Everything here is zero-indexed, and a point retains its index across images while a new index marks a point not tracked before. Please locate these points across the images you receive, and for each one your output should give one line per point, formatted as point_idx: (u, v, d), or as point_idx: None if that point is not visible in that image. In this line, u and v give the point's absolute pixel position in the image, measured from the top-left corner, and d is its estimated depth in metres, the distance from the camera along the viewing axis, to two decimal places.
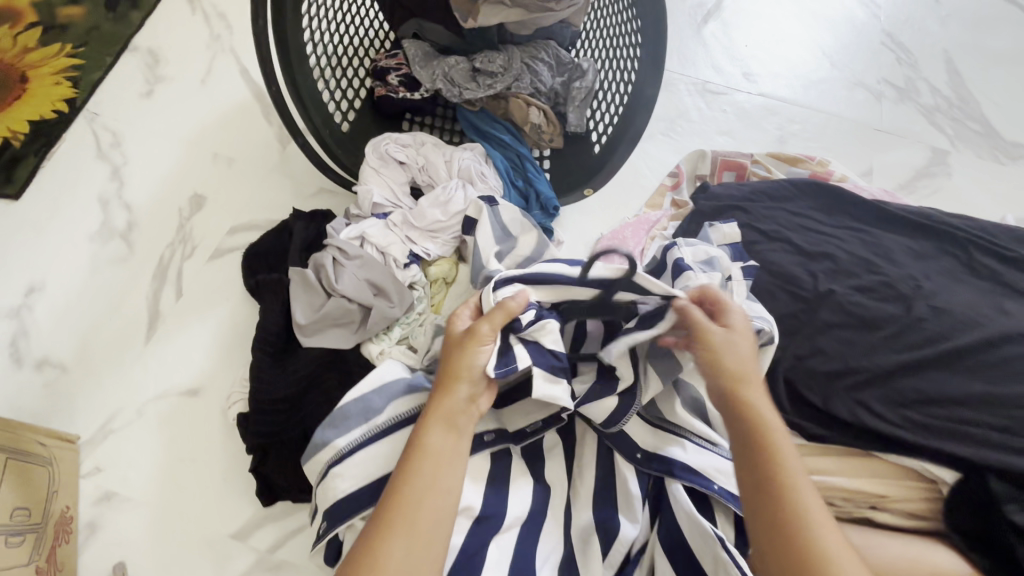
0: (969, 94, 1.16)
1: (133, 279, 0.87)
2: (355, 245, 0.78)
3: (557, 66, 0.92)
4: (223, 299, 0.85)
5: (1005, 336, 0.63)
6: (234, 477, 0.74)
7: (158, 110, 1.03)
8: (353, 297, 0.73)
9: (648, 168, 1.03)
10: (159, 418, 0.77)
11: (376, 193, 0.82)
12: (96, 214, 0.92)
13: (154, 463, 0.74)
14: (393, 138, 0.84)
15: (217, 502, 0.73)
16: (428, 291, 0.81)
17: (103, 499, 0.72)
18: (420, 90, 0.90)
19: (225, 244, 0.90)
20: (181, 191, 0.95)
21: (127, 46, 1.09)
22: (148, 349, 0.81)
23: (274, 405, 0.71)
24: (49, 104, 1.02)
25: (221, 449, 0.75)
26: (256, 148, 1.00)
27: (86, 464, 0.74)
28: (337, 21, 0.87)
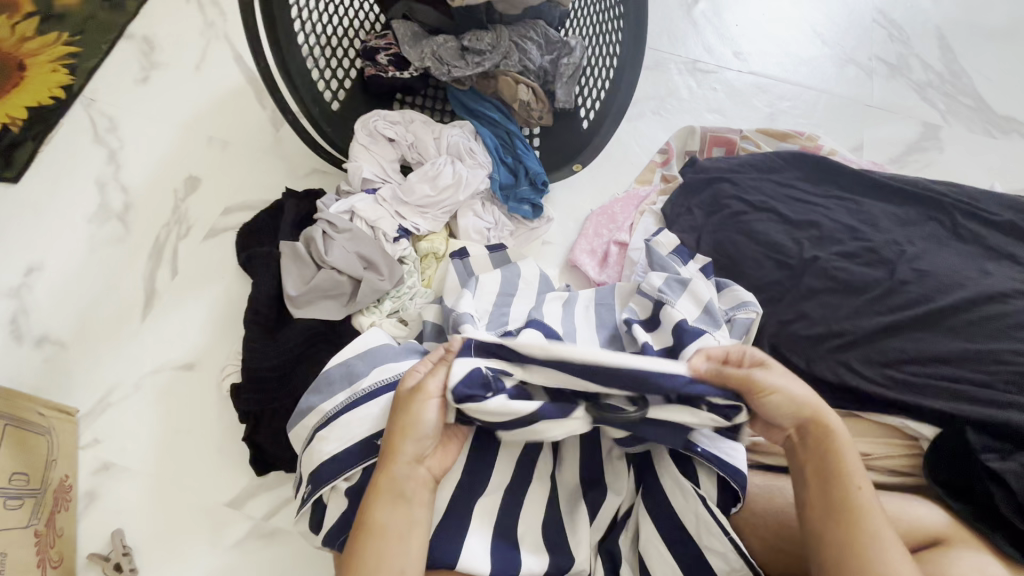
0: (961, 69, 1.16)
1: (130, 258, 0.89)
2: (344, 219, 0.79)
3: (546, 45, 0.91)
4: (217, 277, 0.86)
5: (986, 295, 0.63)
6: (228, 447, 0.75)
7: (153, 95, 1.04)
8: (343, 269, 0.74)
9: (638, 146, 1.04)
10: (155, 391, 0.79)
11: (366, 169, 0.83)
12: (93, 196, 0.94)
13: (151, 435, 0.76)
14: (382, 115, 0.85)
15: (213, 472, 0.74)
16: (418, 266, 0.82)
17: (102, 469, 0.74)
18: (408, 69, 0.91)
19: (219, 224, 0.92)
20: (176, 173, 0.97)
21: (123, 34, 1.10)
22: (144, 326, 0.83)
23: (267, 375, 0.72)
24: (46, 91, 1.04)
25: (216, 421, 0.77)
26: (249, 130, 1.01)
27: (84, 436, 0.75)
28: (325, 3, 0.87)
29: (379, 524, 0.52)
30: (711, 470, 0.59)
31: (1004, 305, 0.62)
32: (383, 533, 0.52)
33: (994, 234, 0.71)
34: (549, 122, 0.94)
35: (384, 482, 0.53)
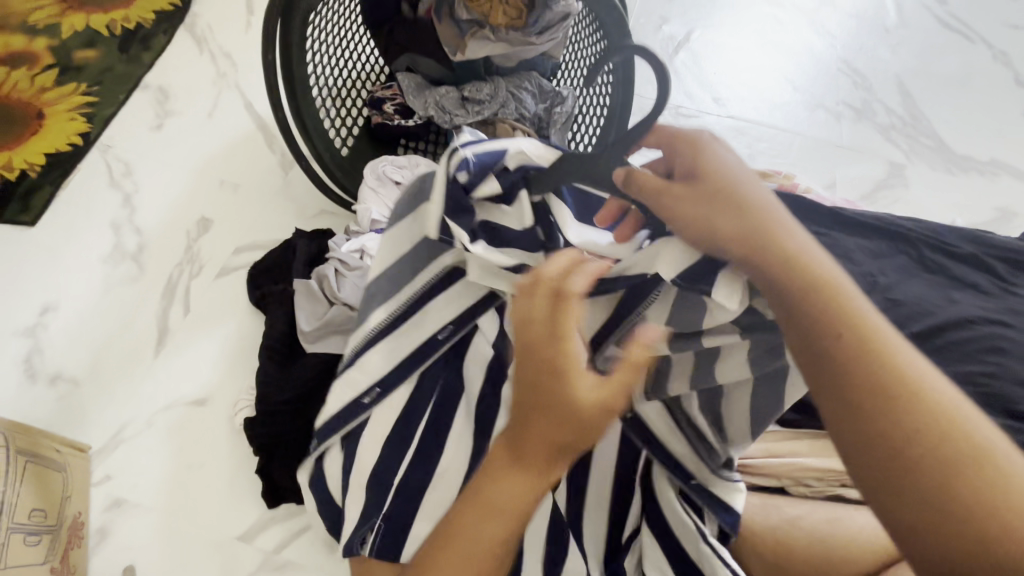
0: (921, 113, 1.26)
1: (144, 297, 0.92)
2: (355, 257, 0.82)
3: (540, 95, 0.99)
4: (230, 313, 0.90)
5: (952, 322, 0.69)
6: (239, 480, 0.77)
7: (167, 142, 1.10)
8: (354, 305, 0.78)
9: None
10: (168, 427, 0.80)
11: (374, 211, 0.88)
12: (108, 237, 0.98)
13: (162, 469, 0.78)
14: (390, 160, 0.91)
15: (224, 507, 0.75)
16: None
17: (113, 506, 0.75)
18: (413, 117, 0.98)
19: (231, 263, 0.96)
20: (189, 215, 1.01)
21: (139, 84, 1.17)
22: (157, 362, 0.86)
23: (280, 408, 0.75)
24: (64, 138, 1.09)
25: (227, 454, 0.79)
26: (260, 173, 1.06)
27: (97, 472, 0.77)
28: (337, 58, 0.94)
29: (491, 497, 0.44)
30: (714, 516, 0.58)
31: (970, 331, 0.68)
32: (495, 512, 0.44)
33: (958, 264, 0.78)
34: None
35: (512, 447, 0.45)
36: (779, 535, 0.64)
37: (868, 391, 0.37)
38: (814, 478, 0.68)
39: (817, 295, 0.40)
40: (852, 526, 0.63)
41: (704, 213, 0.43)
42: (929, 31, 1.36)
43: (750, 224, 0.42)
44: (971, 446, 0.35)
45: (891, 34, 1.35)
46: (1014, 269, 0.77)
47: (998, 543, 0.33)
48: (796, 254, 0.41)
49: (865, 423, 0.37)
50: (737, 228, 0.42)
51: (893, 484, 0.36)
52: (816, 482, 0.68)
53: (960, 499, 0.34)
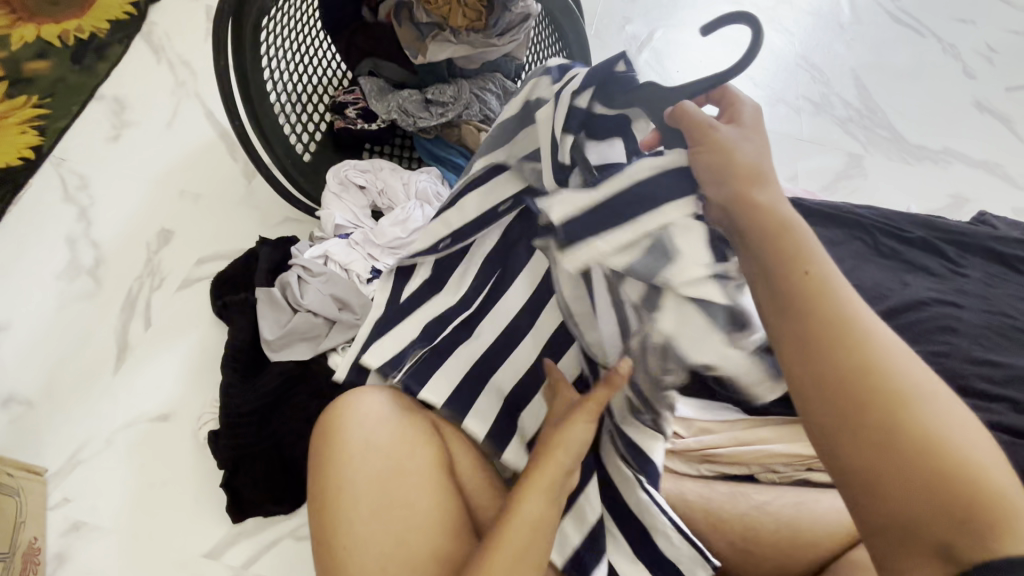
0: (876, 105, 1.30)
1: (101, 312, 0.89)
2: (319, 263, 0.82)
3: (505, 96, 0.97)
4: (192, 325, 0.87)
5: (905, 305, 0.72)
6: (204, 496, 0.75)
7: (125, 153, 1.07)
8: (318, 311, 0.77)
9: None
10: (128, 445, 0.78)
11: (338, 216, 0.87)
12: (63, 252, 0.95)
13: (123, 489, 0.75)
14: (352, 164, 0.90)
15: (190, 524, 0.73)
16: None
17: (72, 529, 0.73)
18: (376, 121, 0.97)
19: (194, 274, 0.94)
20: (148, 226, 0.99)
21: (93, 95, 1.14)
22: (116, 379, 0.83)
23: (246, 419, 0.73)
24: (14, 151, 1.05)
25: (191, 470, 0.76)
26: (221, 182, 1.04)
27: (53, 495, 0.74)
28: (296, 63, 0.92)
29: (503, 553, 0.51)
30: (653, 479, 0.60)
31: (920, 312, 0.71)
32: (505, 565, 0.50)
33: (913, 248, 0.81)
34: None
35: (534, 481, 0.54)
36: (746, 523, 0.67)
37: (827, 335, 0.38)
38: (782, 463, 0.71)
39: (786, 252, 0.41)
40: (816, 511, 0.66)
41: (718, 166, 0.44)
42: (881, 27, 1.41)
43: (746, 185, 0.43)
44: (914, 411, 0.36)
45: (845, 30, 1.39)
46: (964, 252, 0.80)
47: (946, 488, 0.34)
48: (779, 220, 0.42)
49: (811, 373, 0.39)
50: (736, 186, 0.43)
51: (846, 429, 0.37)
52: (785, 468, 0.71)
53: (895, 433, 0.36)
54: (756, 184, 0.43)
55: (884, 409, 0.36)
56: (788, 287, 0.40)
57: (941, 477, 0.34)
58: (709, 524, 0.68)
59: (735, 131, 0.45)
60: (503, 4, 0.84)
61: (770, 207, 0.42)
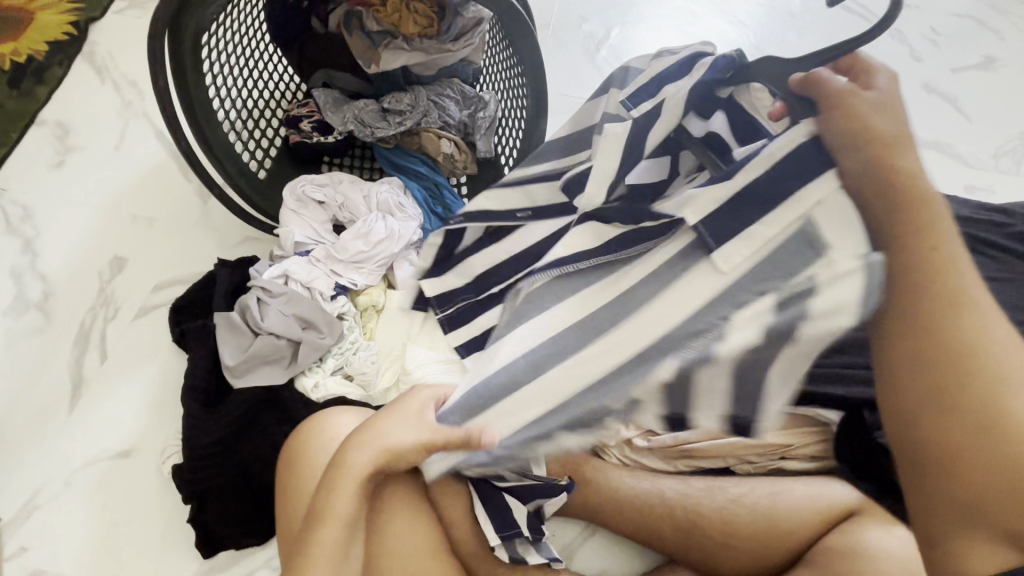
0: None
1: (52, 348, 0.85)
2: (279, 283, 0.79)
3: (463, 101, 0.94)
4: (151, 355, 0.84)
5: None
6: (172, 533, 0.72)
7: (71, 179, 1.03)
8: (280, 333, 0.75)
9: None
10: (88, 486, 0.75)
11: (297, 233, 0.85)
12: (9, 287, 0.91)
13: (84, 532, 0.72)
14: (309, 179, 0.88)
15: (158, 563, 0.71)
16: (358, 320, 0.80)
17: None
18: (333, 133, 0.94)
19: (150, 302, 0.90)
20: (99, 255, 0.95)
21: (34, 120, 1.09)
22: (72, 417, 0.79)
23: (210, 452, 0.71)
24: None
25: (156, 506, 0.74)
26: (175, 204, 1.01)
27: (10, 545, 0.71)
28: (245, 79, 0.90)
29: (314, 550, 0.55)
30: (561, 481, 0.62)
31: None
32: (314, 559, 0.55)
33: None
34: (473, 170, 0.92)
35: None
36: (722, 517, 0.68)
37: (911, 321, 0.27)
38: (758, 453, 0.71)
39: (908, 221, 0.29)
40: (784, 495, 0.66)
41: (841, 129, 0.33)
42: None
43: (891, 146, 0.32)
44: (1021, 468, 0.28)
45: None
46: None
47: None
48: (911, 179, 0.31)
49: (916, 428, 0.28)
50: (875, 145, 0.32)
51: (915, 484, 0.29)
52: None
53: (984, 482, 0.28)
54: (903, 148, 0.32)
55: (954, 460, 0.28)
56: (914, 264, 0.28)
57: (984, 503, 0.28)
58: (690, 525, 0.71)
59: (882, 88, 0.35)
60: (454, 10, 0.82)
61: (910, 167, 0.32)
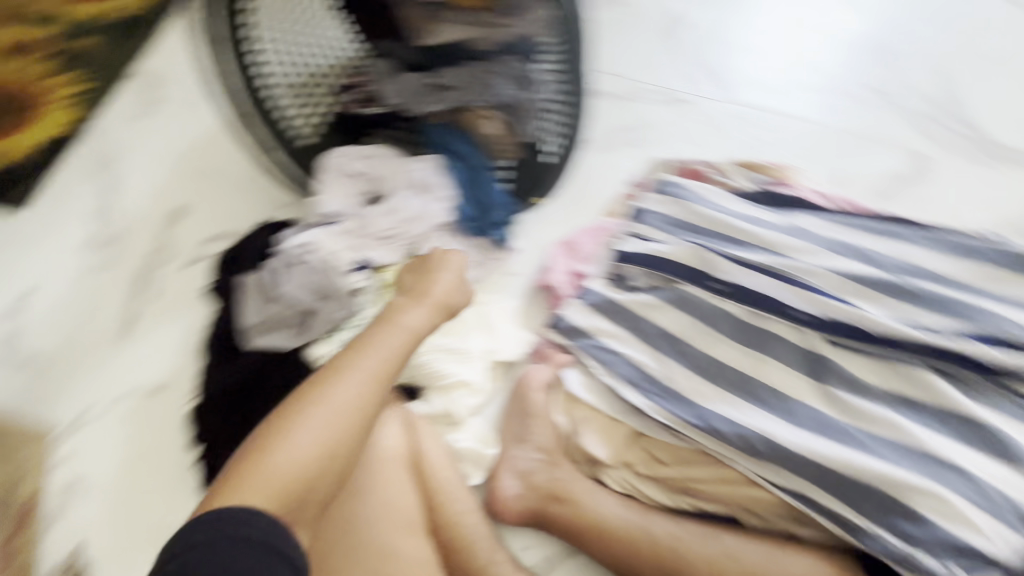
0: (962, 99, 1.03)
1: (112, 285, 0.89)
2: (297, 252, 0.75)
3: (518, 80, 0.87)
4: (191, 305, 0.86)
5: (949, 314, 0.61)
6: (183, 474, 0.74)
7: (153, 122, 1.04)
8: (297, 301, 0.73)
9: (603, 175, 0.98)
10: (125, 415, 0.78)
11: (329, 205, 0.82)
12: (90, 224, 0.95)
13: (115, 456, 0.76)
14: (346, 151, 0.85)
15: (170, 491, 0.74)
16: (375, 300, 0.78)
17: (71, 487, 0.75)
18: (385, 104, 0.89)
19: (201, 252, 0.92)
20: (161, 204, 0.97)
21: (126, 70, 1.08)
22: (122, 348, 0.83)
23: (210, 393, 0.73)
24: (52, 124, 1.01)
25: (176, 443, 0.76)
26: (229, 156, 1.00)
27: (64, 450, 0.77)
28: (297, 49, 0.89)
29: (371, 347, 0.62)
30: (599, 453, 0.68)
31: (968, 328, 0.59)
32: (360, 351, 0.61)
33: None
34: (518, 155, 0.91)
35: (352, 375, 0.59)
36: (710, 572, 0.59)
37: None
38: (767, 509, 0.61)
39: None
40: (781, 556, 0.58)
41: None
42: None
43: None
44: None
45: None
46: None
47: None
48: None
49: None
50: None
51: None
52: (769, 515, 0.61)
53: None
54: None
55: None
56: None
57: None
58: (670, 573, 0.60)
59: None
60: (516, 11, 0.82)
61: None
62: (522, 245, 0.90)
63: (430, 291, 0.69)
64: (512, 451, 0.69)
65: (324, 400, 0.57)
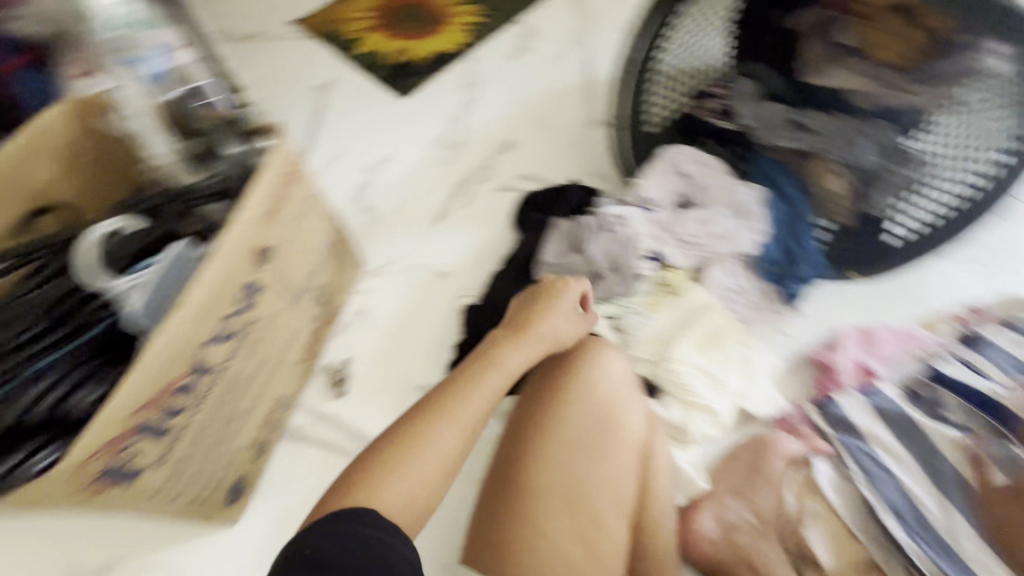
0: None
1: (442, 179, 1.06)
2: (614, 219, 0.80)
3: (890, 151, 0.80)
4: (491, 224, 1.00)
5: None
6: (435, 350, 0.87)
7: (519, 69, 1.21)
8: (594, 260, 0.79)
9: (937, 290, 0.85)
10: (414, 282, 0.94)
11: (649, 190, 0.85)
12: (444, 125, 1.14)
13: (396, 310, 0.91)
14: (689, 151, 0.87)
15: (422, 357, 0.87)
16: (650, 291, 0.81)
17: (357, 314, 0.91)
18: (734, 120, 0.90)
19: (514, 183, 1.05)
20: (499, 134, 1.12)
21: (516, 20, 1.29)
22: (430, 231, 1.00)
23: (489, 299, 0.83)
24: (448, 44, 1.26)
25: (442, 325, 0.89)
26: (569, 118, 1.13)
27: (362, 284, 0.94)
28: (683, 46, 0.91)
29: (476, 380, 0.60)
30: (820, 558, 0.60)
31: None
32: (465, 387, 0.59)
33: None
34: (849, 222, 0.84)
35: (456, 412, 0.57)
36: None
37: None
38: None
39: None
40: None
41: None
42: None
43: None
44: None
45: None
46: None
47: None
48: None
49: None
50: None
51: None
52: None
53: None
54: None
55: None
56: None
57: None
58: None
59: None
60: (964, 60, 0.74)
61: None
62: (807, 311, 0.85)
63: (534, 330, 0.66)
64: (725, 498, 0.69)
65: (432, 434, 0.55)
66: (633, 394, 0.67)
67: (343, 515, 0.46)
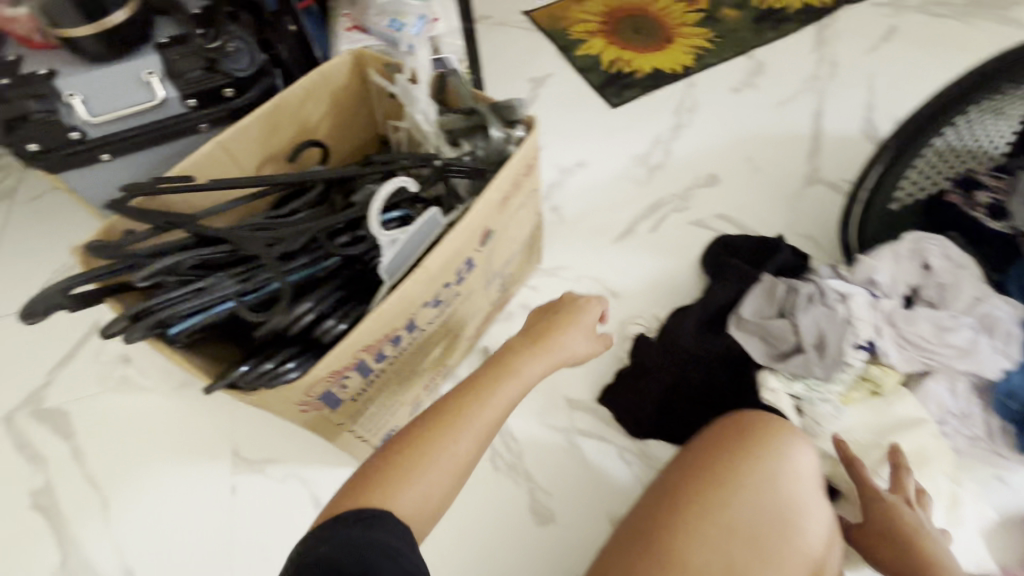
0: None
1: (634, 199, 1.04)
2: (835, 295, 0.74)
3: None
4: (675, 257, 0.96)
5: None
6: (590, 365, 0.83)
7: (738, 104, 1.15)
8: (800, 332, 0.72)
9: None
10: (584, 294, 0.93)
11: (880, 272, 0.76)
12: (646, 144, 1.11)
13: None
14: (944, 243, 0.76)
15: None
16: (850, 382, 0.72)
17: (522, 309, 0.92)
18: (1004, 221, 0.78)
19: (708, 221, 1.00)
20: (703, 166, 1.07)
21: (746, 51, 1.21)
22: (611, 247, 0.98)
23: (666, 336, 0.79)
24: (671, 62, 1.21)
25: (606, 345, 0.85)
26: (783, 170, 1.05)
27: (531, 281, 0.95)
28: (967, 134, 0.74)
29: (493, 390, 0.56)
30: None
31: None
32: (483, 393, 0.56)
33: None
34: None
35: (474, 422, 0.53)
36: None
37: None
38: None
39: None
40: None
41: None
42: None
43: None
44: None
45: None
46: None
47: None
48: None
49: None
50: None
51: None
52: None
53: None
54: None
55: None
56: None
57: None
58: None
59: None
60: None
61: None
62: None
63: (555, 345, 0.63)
64: None
65: (454, 443, 0.52)
66: (818, 497, 0.59)
67: (365, 519, 0.44)
